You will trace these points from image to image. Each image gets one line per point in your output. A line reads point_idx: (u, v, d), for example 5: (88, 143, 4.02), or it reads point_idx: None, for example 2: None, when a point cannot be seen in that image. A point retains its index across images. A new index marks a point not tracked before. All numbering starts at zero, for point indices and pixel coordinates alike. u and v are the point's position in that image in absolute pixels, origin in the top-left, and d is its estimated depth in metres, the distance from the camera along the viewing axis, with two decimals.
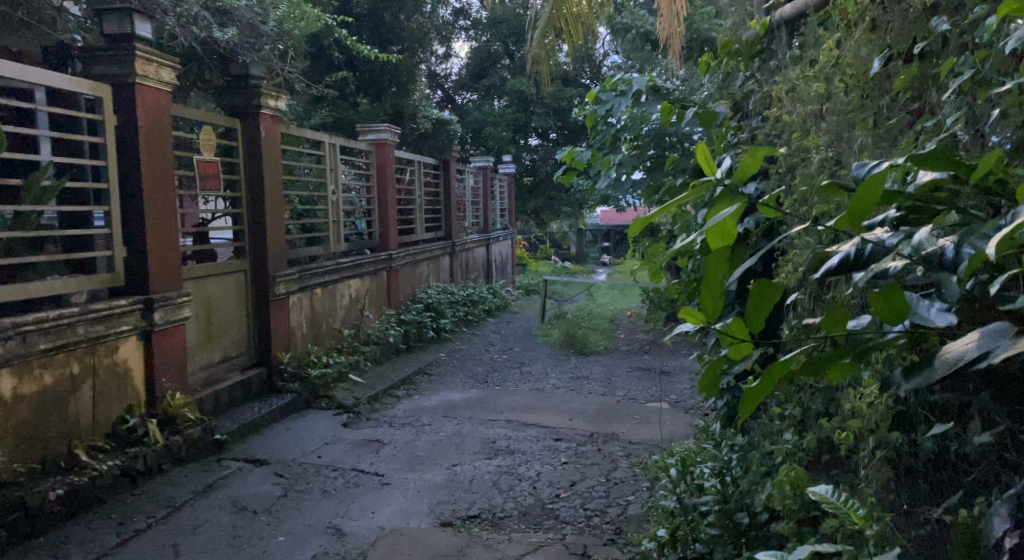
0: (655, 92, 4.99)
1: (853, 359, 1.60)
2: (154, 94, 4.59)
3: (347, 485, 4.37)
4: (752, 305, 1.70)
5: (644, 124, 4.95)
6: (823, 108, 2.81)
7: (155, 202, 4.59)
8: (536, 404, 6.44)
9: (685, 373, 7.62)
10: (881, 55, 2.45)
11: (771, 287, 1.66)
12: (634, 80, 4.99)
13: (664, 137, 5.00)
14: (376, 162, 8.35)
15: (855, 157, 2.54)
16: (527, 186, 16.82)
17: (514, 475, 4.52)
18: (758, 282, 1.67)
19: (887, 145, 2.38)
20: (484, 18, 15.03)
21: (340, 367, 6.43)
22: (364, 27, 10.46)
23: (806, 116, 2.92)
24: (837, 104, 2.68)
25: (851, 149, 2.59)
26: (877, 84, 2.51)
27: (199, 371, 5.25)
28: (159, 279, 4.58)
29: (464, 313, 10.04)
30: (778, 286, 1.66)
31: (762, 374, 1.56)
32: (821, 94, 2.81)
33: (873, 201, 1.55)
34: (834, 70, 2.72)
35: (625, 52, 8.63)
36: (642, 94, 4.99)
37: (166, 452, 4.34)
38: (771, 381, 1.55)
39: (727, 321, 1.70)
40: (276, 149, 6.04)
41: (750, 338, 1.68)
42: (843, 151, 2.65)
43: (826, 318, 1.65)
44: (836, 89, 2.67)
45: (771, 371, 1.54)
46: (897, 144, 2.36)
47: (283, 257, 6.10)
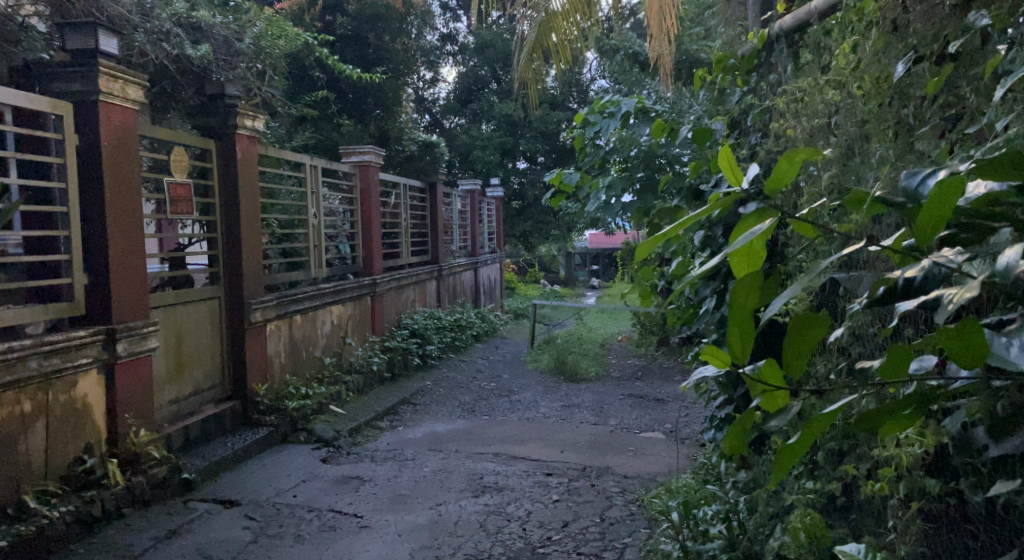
0: (643, 114, 4.74)
1: (914, 411, 1.41)
2: (120, 113, 4.32)
3: (323, 528, 4.09)
4: (790, 349, 1.48)
5: (633, 147, 4.71)
6: (834, 120, 2.61)
7: (121, 226, 4.31)
8: (526, 435, 6.16)
9: (680, 401, 7.36)
10: (906, 56, 2.24)
11: (816, 324, 1.45)
12: (622, 102, 4.76)
13: (653, 158, 4.81)
14: (359, 186, 8.08)
15: (877, 171, 2.32)
16: (515, 211, 16.60)
17: (502, 515, 4.24)
18: (800, 318, 1.46)
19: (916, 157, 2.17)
20: (472, 43, 14.92)
21: (319, 399, 6.14)
22: (348, 49, 10.33)
23: (822, 127, 2.71)
24: (857, 116, 2.47)
25: (872, 162, 2.39)
26: (901, 90, 2.29)
27: (167, 406, 4.97)
28: (124, 309, 4.29)
29: (452, 338, 9.78)
30: (827, 323, 1.45)
31: (802, 431, 1.34)
32: (835, 103, 2.61)
33: (945, 211, 1.38)
34: (852, 76, 2.50)
35: (615, 72, 8.47)
36: (630, 116, 4.74)
37: (127, 494, 4.06)
38: (811, 439, 1.34)
39: (758, 364, 1.49)
40: (254, 169, 5.78)
41: (783, 385, 1.47)
42: (865, 165, 2.43)
43: (886, 363, 1.43)
44: (855, 98, 2.46)
45: (811, 426, 1.33)
46: (926, 155, 2.14)
47: (259, 284, 5.84)
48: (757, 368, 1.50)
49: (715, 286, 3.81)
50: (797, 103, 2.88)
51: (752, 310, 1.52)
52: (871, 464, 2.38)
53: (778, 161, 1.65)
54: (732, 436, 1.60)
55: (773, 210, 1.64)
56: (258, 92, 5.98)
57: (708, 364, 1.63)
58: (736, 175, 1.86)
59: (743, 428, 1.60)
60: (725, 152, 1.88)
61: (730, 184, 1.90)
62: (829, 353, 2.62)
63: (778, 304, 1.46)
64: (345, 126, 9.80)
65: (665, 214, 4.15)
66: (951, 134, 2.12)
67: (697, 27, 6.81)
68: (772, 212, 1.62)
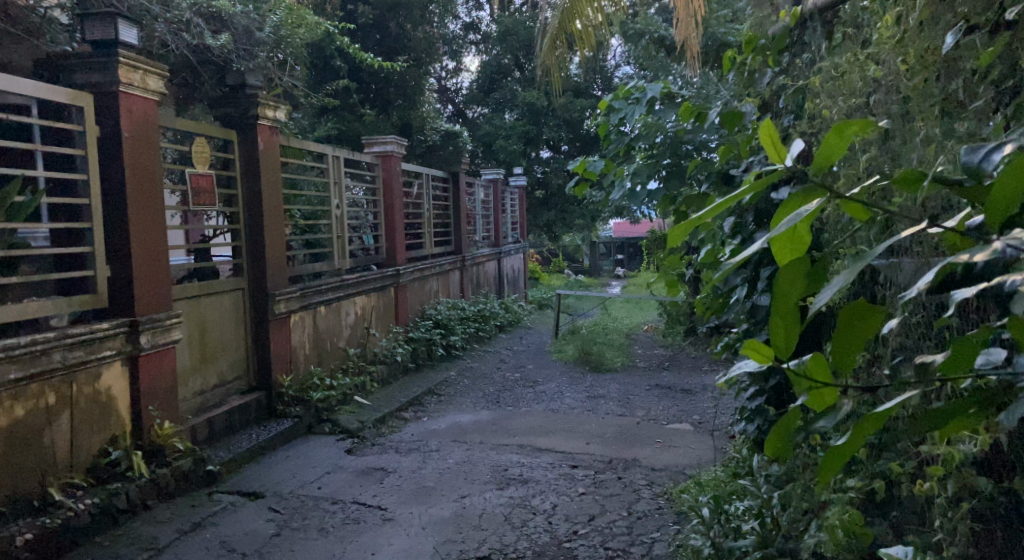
0: (669, 99, 4.65)
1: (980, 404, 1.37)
2: (140, 103, 4.28)
3: (346, 521, 4.05)
4: (839, 341, 1.40)
5: (659, 133, 4.62)
6: (877, 101, 2.50)
7: (142, 218, 4.27)
8: (550, 426, 6.10)
9: (707, 392, 7.26)
10: (954, 27, 2.08)
11: (870, 315, 1.38)
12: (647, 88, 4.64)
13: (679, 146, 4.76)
14: (382, 175, 8.04)
15: (923, 151, 2.21)
16: (538, 200, 16.51)
17: (528, 508, 4.19)
18: (853, 307, 1.38)
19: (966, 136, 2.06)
20: (494, 32, 14.78)
21: (344, 390, 6.12)
22: (370, 38, 10.29)
23: (866, 107, 2.59)
24: (903, 93, 2.36)
25: (918, 143, 2.29)
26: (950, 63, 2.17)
27: (192, 398, 4.96)
28: (147, 301, 4.27)
29: (476, 329, 9.73)
30: (883, 313, 1.37)
31: (853, 428, 1.26)
32: (877, 82, 2.50)
33: (1020, 185, 1.32)
34: (897, 52, 2.38)
35: (638, 57, 8.35)
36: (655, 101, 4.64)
37: (152, 486, 4.04)
38: (865, 436, 1.26)
39: (804, 358, 1.41)
40: (276, 159, 5.73)
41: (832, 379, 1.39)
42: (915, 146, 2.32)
43: (948, 356, 1.39)
44: (901, 77, 2.34)
45: (863, 423, 1.25)
46: (981, 133, 2.03)
47: (282, 275, 5.81)
48: (803, 364, 1.42)
49: (747, 274, 3.76)
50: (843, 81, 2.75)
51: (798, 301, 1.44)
52: (922, 462, 2.28)
53: (826, 133, 1.55)
54: (777, 438, 1.53)
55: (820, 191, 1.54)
56: (279, 82, 5.93)
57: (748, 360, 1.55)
58: (779, 151, 1.74)
59: (788, 429, 1.53)
60: (766, 127, 1.76)
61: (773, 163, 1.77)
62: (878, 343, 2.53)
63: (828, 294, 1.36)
64: (367, 116, 9.75)
65: (692, 201, 4.10)
66: (1007, 108, 2.00)
67: (724, 11, 6.65)
68: (819, 191, 1.52)
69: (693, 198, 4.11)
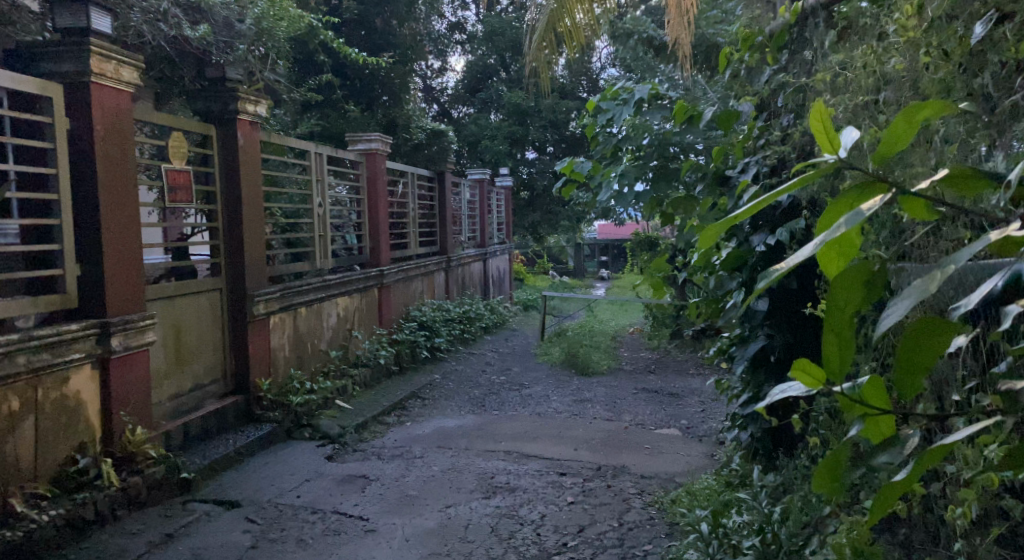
0: (656, 100, 4.51)
1: None
2: (113, 95, 4.08)
3: (326, 532, 3.89)
4: (903, 365, 1.37)
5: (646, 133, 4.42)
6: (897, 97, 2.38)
7: (115, 216, 4.08)
8: (537, 431, 5.97)
9: (695, 397, 7.15)
10: (985, 16, 1.96)
11: (939, 336, 1.35)
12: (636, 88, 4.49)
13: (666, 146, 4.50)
14: (366, 173, 7.88)
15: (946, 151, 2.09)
16: (523, 201, 16.37)
17: (515, 518, 4.05)
18: (921, 324, 1.36)
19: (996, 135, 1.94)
20: (480, 31, 14.64)
21: (325, 393, 5.95)
22: (355, 34, 10.11)
23: (882, 105, 2.47)
24: (922, 87, 2.24)
25: (938, 143, 2.17)
26: (978, 58, 2.05)
27: (166, 401, 4.77)
28: (119, 302, 4.08)
29: (460, 330, 9.57)
30: (957, 331, 1.34)
31: (910, 462, 1.19)
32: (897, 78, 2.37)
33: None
34: (919, 45, 2.25)
35: (627, 57, 8.22)
36: (643, 102, 4.49)
37: (122, 496, 3.86)
38: (923, 472, 1.18)
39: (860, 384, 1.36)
40: (256, 156, 5.56)
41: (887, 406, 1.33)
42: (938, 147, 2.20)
43: None
44: (925, 73, 2.21)
45: (921, 459, 1.17)
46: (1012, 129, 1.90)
47: (263, 275, 5.64)
48: (858, 390, 1.36)
49: (743, 278, 3.67)
50: (858, 78, 2.62)
51: (851, 317, 1.35)
52: (940, 480, 2.15)
53: (892, 122, 1.44)
54: (826, 471, 1.40)
55: (878, 188, 1.40)
56: (261, 76, 5.75)
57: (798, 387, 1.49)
58: (834, 143, 1.53)
59: (838, 461, 1.41)
60: (817, 114, 1.56)
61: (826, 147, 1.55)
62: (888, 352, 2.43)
63: (894, 319, 1.25)
64: (351, 113, 9.58)
65: (677, 204, 4.10)
66: None
67: (714, 10, 6.54)
68: (879, 189, 1.39)
69: (683, 201, 4.10)
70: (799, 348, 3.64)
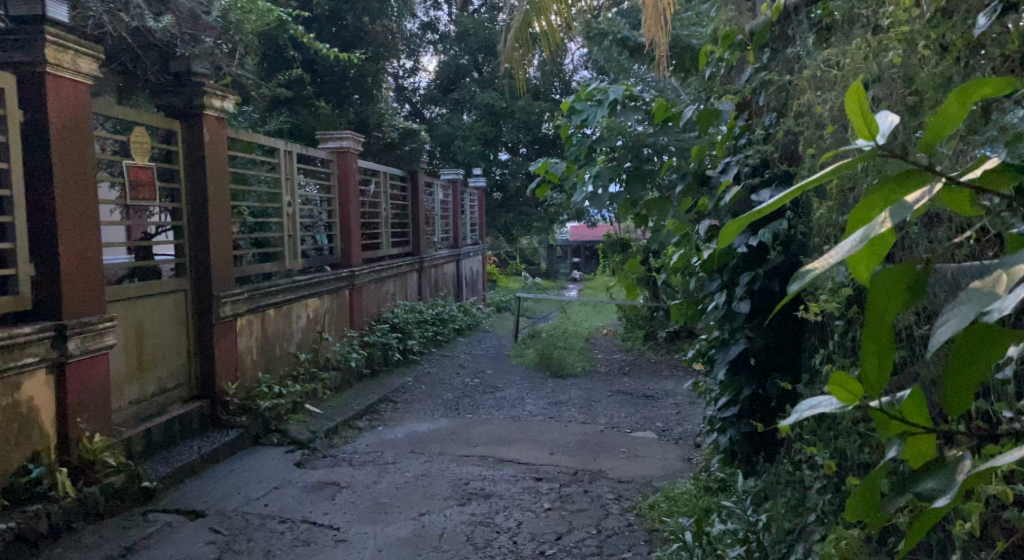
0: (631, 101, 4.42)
1: None
2: (70, 88, 3.88)
3: (295, 543, 3.74)
4: (948, 379, 1.24)
5: (621, 135, 4.28)
6: (894, 93, 2.29)
7: (72, 214, 3.89)
8: (512, 435, 5.86)
9: (670, 399, 7.08)
10: (989, 7, 1.87)
11: (994, 345, 1.21)
12: (609, 89, 4.31)
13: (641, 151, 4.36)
14: (337, 172, 7.71)
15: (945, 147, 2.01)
16: (496, 202, 16.25)
17: (491, 526, 3.93)
18: (974, 330, 1.22)
19: (1000, 131, 1.86)
20: (453, 32, 14.52)
21: (294, 398, 5.80)
22: (325, 30, 9.92)
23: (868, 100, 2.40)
24: (919, 82, 2.16)
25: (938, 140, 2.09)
26: (979, 51, 1.97)
27: (127, 407, 4.59)
28: (77, 303, 3.90)
29: (433, 332, 9.44)
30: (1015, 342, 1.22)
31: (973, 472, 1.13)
32: (894, 73, 2.29)
33: None
34: (917, 37, 2.18)
35: (602, 57, 8.12)
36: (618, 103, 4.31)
37: (78, 507, 3.69)
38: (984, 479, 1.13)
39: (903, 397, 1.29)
40: (222, 153, 5.40)
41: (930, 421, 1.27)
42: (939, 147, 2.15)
43: None
44: (926, 68, 2.12)
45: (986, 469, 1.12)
46: (1012, 121, 1.82)
47: (229, 276, 5.46)
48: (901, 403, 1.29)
49: (723, 279, 3.60)
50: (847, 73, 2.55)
51: (891, 325, 1.23)
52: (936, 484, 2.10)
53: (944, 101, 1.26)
54: (860, 501, 1.29)
55: (919, 176, 1.25)
56: (229, 71, 5.58)
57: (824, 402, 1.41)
58: (874, 128, 1.31)
59: (872, 488, 1.31)
60: (854, 93, 1.33)
61: (859, 131, 1.33)
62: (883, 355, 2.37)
63: (951, 331, 1.13)
64: (322, 110, 9.39)
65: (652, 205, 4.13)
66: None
67: (690, 11, 6.49)
68: (920, 179, 1.25)
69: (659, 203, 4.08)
70: (781, 350, 3.55)
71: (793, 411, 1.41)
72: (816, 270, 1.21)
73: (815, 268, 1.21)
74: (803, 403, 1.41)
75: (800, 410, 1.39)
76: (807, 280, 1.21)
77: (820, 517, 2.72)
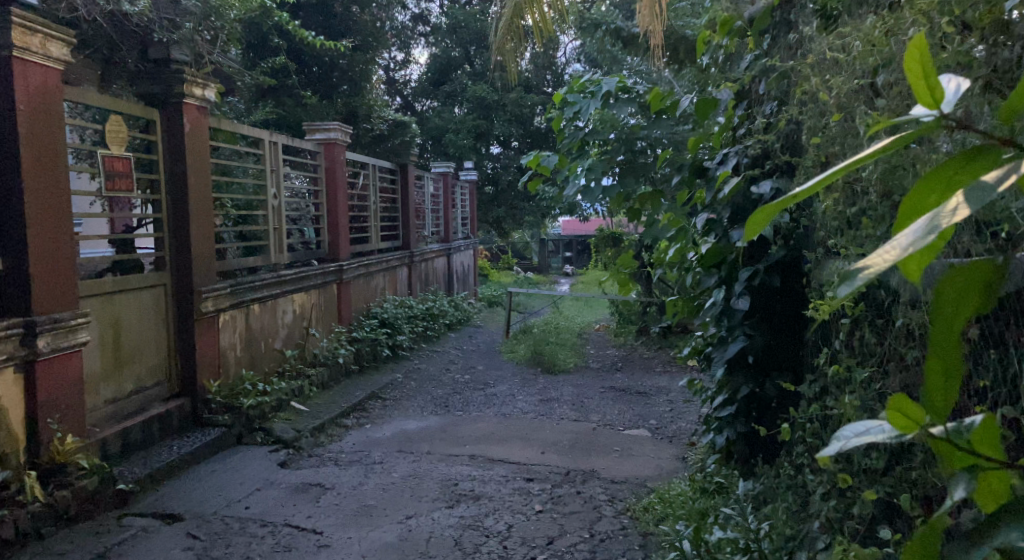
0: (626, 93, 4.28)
1: None
2: (39, 73, 3.71)
3: (275, 548, 3.60)
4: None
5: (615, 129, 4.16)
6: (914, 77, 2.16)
7: (40, 204, 3.72)
8: (503, 433, 5.71)
9: (664, 396, 6.96)
10: None
11: None
12: (603, 80, 4.19)
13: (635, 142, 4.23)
14: (325, 165, 7.52)
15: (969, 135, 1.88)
16: (488, 196, 16.09)
17: (480, 530, 3.80)
18: None
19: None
20: (444, 23, 14.34)
21: (278, 396, 5.64)
22: (313, 19, 9.72)
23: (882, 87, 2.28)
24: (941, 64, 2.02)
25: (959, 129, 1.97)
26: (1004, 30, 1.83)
27: (104, 406, 4.43)
28: (48, 298, 3.73)
29: (424, 328, 9.29)
30: None
31: None
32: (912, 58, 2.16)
33: None
34: (938, 13, 2.03)
35: (595, 48, 7.96)
36: (611, 96, 4.20)
37: (48, 511, 3.53)
38: None
39: (972, 427, 1.19)
40: (204, 143, 5.23)
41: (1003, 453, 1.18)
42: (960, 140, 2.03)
43: None
44: (947, 51, 1.99)
45: None
46: None
47: (210, 270, 5.29)
48: (970, 434, 1.19)
49: (721, 275, 3.47)
50: (858, 57, 2.41)
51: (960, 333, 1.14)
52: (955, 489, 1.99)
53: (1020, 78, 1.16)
54: (923, 542, 1.19)
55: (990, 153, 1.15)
56: (210, 59, 5.40)
57: (869, 429, 1.27)
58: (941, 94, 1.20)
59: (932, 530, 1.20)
60: (918, 50, 1.21)
61: (925, 96, 1.22)
62: (900, 354, 2.27)
63: None
64: (309, 101, 9.21)
65: (646, 198, 4.04)
66: None
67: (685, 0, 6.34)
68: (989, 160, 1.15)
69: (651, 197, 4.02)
70: (780, 349, 3.43)
71: (831, 441, 1.25)
72: (870, 269, 1.03)
73: (866, 268, 1.03)
74: (840, 431, 1.26)
75: (842, 438, 1.24)
76: (860, 280, 1.03)
77: (823, 524, 2.59)
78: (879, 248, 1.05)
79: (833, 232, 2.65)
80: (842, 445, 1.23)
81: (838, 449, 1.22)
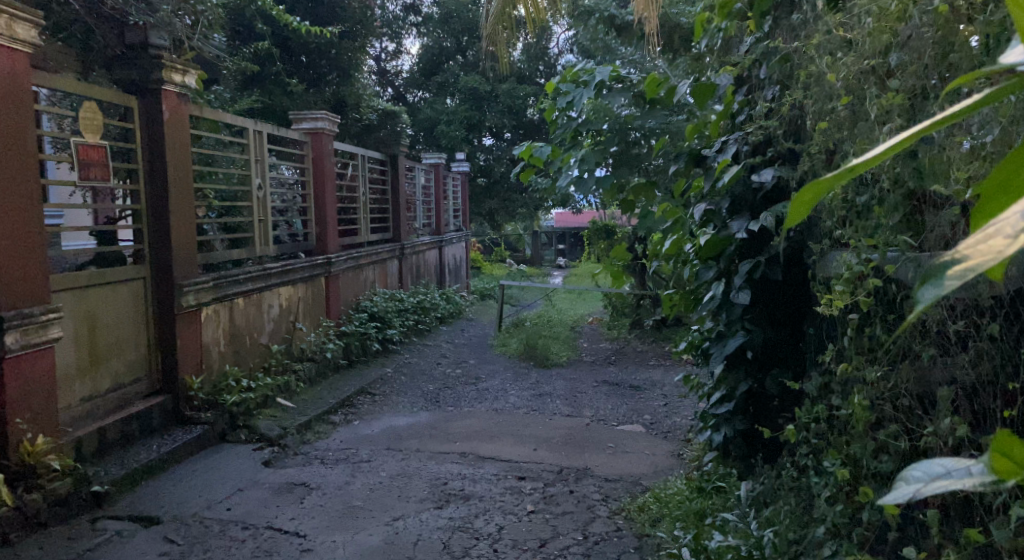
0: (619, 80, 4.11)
1: None
2: (4, 55, 3.53)
3: (256, 553, 3.46)
4: None
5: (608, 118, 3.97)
6: (934, 56, 2.01)
7: (7, 193, 3.55)
8: (494, 430, 5.57)
9: (658, 390, 6.83)
10: None
11: None
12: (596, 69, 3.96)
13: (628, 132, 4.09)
14: (312, 155, 7.35)
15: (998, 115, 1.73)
16: (481, 188, 15.92)
17: (469, 532, 3.66)
18: None
19: None
20: (436, 13, 14.08)
21: (263, 391, 5.49)
22: (300, 7, 9.53)
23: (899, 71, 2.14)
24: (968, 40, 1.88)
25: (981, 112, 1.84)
26: None
27: (79, 405, 4.26)
28: (16, 291, 3.57)
29: (414, 321, 9.13)
30: None
31: None
32: (932, 35, 2.02)
33: None
34: None
35: (590, 37, 7.78)
36: (604, 86, 3.97)
37: (16, 516, 3.38)
38: None
39: None
40: (184, 131, 5.05)
41: None
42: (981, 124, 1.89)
43: None
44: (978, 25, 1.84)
45: None
46: None
47: (192, 262, 5.12)
48: None
49: (721, 267, 3.32)
50: (869, 34, 2.26)
51: None
52: (976, 497, 1.85)
53: None
54: None
55: None
56: (190, 44, 5.21)
57: (955, 472, 0.89)
58: None
59: None
60: None
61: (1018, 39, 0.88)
62: (911, 351, 2.15)
63: None
64: (296, 90, 9.01)
65: (641, 189, 3.90)
66: None
67: None
68: None
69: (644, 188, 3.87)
70: (779, 344, 3.30)
71: (898, 482, 0.92)
72: (965, 264, 0.74)
73: (960, 263, 0.74)
74: (911, 466, 0.93)
75: (915, 481, 0.90)
76: (949, 280, 0.74)
77: (830, 529, 2.45)
78: (976, 234, 0.76)
79: (839, 221, 2.52)
80: (914, 490, 0.89)
81: (907, 496, 0.89)
